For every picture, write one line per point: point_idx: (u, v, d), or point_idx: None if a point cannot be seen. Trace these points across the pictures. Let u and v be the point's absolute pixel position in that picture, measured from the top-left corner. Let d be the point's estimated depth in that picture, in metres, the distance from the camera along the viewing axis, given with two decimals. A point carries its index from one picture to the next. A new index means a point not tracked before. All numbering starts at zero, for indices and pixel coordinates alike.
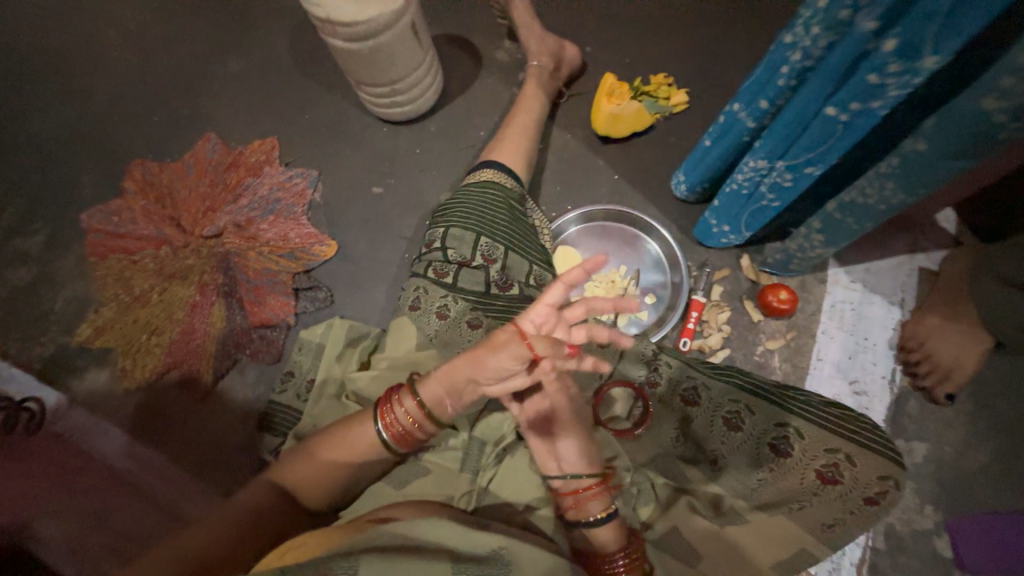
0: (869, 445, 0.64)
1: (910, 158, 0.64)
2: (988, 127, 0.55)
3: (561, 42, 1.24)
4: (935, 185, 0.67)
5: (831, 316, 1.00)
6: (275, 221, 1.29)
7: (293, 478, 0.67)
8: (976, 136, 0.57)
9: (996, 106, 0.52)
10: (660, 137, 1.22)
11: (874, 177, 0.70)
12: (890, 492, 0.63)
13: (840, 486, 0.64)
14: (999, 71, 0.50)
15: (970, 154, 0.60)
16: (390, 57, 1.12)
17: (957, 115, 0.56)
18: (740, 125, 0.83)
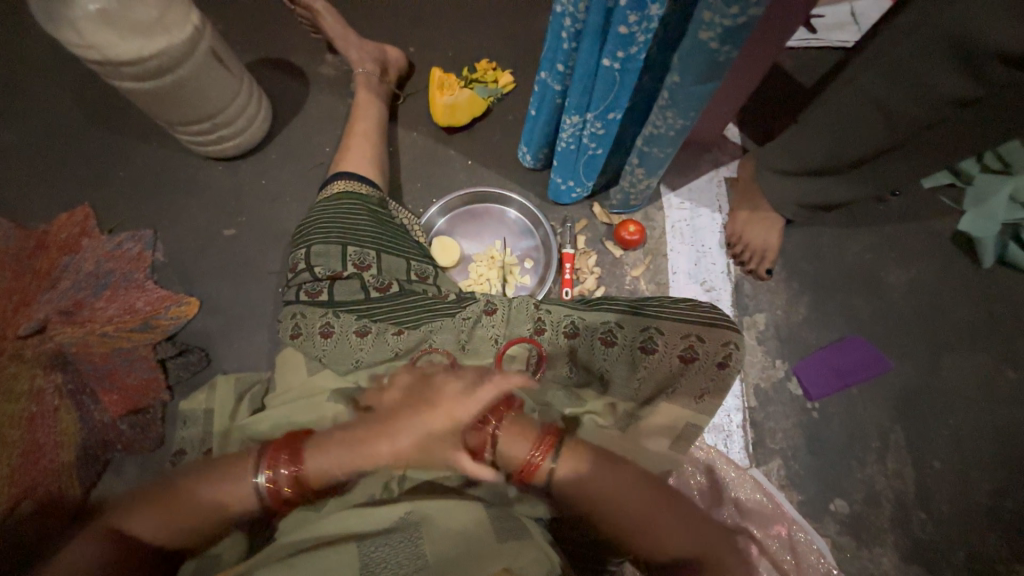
0: (709, 323, 0.79)
1: (674, 89, 0.78)
2: (711, 53, 0.70)
3: (381, 46, 1.27)
4: (700, 108, 0.82)
5: (674, 235, 1.17)
6: (113, 295, 1.13)
7: (137, 530, 0.66)
8: (708, 63, 0.72)
9: (709, 35, 0.67)
10: (498, 118, 1.31)
11: (658, 110, 0.84)
12: (734, 352, 0.78)
13: (698, 361, 0.77)
14: (701, 7, 0.65)
15: (711, 77, 0.75)
16: (198, 89, 1.05)
17: (689, 48, 0.71)
18: (551, 90, 0.94)
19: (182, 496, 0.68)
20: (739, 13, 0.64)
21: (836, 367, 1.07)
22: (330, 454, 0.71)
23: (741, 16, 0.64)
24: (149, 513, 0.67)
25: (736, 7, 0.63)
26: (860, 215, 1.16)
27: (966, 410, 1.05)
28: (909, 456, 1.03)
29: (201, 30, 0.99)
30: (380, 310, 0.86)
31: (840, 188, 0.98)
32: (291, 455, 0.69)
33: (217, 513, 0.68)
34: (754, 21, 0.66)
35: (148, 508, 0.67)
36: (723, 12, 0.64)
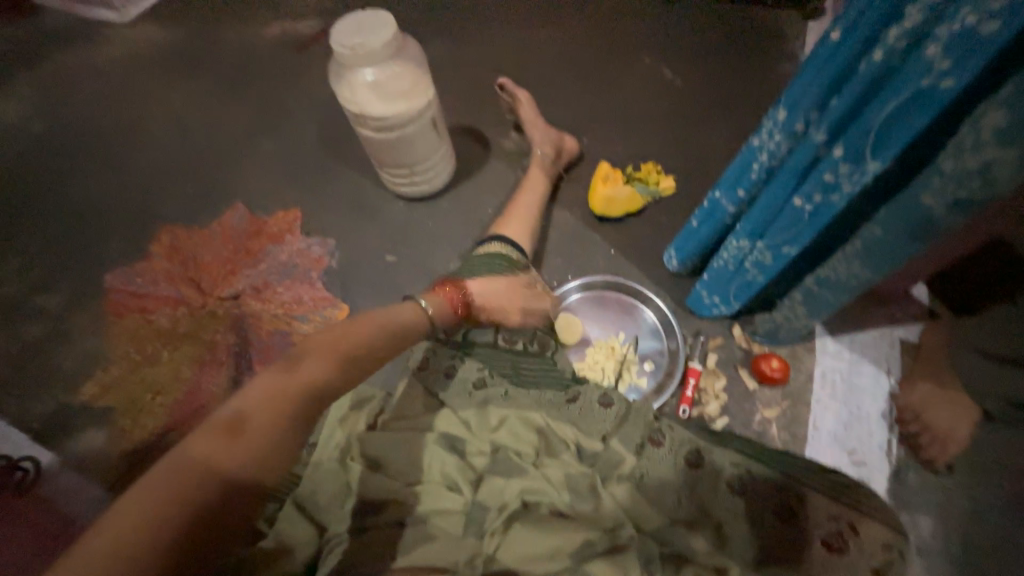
0: (868, 513, 0.69)
1: (871, 242, 0.73)
2: (931, 220, 0.65)
3: (561, 135, 1.42)
4: (897, 265, 0.75)
5: (823, 385, 1.04)
6: (291, 284, 1.36)
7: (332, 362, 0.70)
8: (924, 228, 0.66)
9: (934, 202, 0.62)
10: (651, 217, 1.35)
11: (844, 257, 0.79)
12: (896, 561, 0.67)
13: (845, 555, 0.67)
14: (930, 174, 0.61)
15: (922, 241, 0.69)
16: (412, 144, 1.28)
17: (903, 207, 0.66)
18: (722, 209, 0.95)
19: (355, 328, 0.76)
20: (980, 189, 0.59)
21: None
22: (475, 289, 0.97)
23: (982, 191, 0.59)
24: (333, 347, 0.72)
25: (978, 183, 0.58)
26: None
27: None
28: None
29: (431, 103, 1.22)
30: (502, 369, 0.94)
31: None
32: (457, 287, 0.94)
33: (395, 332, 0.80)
34: (994, 200, 0.60)
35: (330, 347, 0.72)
36: (958, 184, 0.59)
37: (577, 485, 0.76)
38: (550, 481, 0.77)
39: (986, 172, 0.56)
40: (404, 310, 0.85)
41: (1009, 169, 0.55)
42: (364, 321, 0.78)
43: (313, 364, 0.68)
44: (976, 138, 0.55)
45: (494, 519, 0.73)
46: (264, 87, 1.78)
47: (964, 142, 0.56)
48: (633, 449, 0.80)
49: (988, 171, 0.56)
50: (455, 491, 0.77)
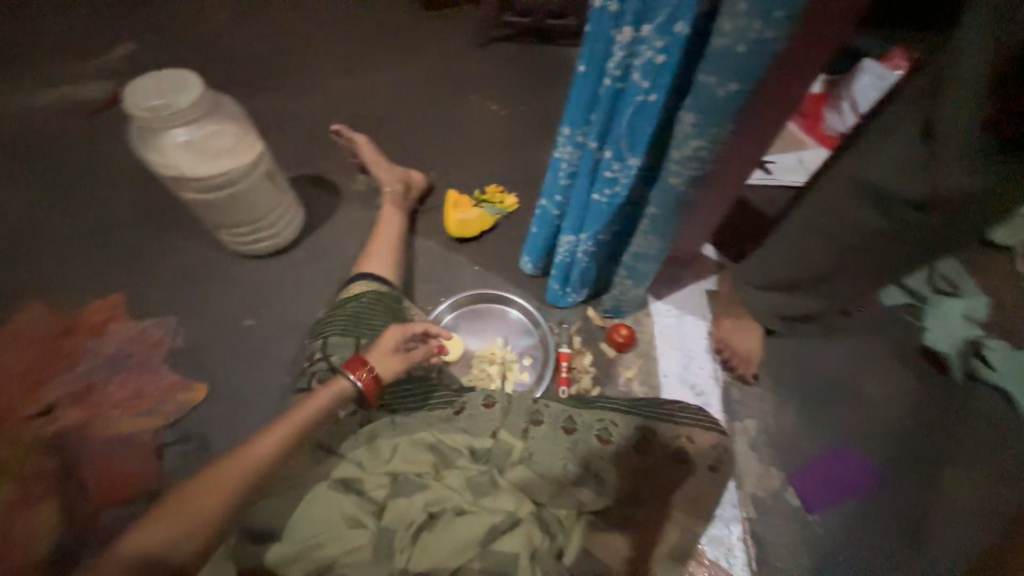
0: (701, 424, 0.85)
1: (653, 218, 0.94)
2: (679, 195, 0.87)
3: (407, 171, 1.51)
4: (676, 232, 0.98)
5: (663, 339, 1.26)
6: (125, 378, 1.17)
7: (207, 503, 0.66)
8: (678, 201, 0.89)
9: (677, 182, 0.84)
10: (504, 230, 1.50)
11: (641, 234, 1.00)
12: (724, 453, 0.85)
13: (688, 463, 0.84)
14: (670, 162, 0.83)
15: (681, 211, 0.92)
16: (249, 199, 1.23)
17: (661, 189, 0.87)
18: (549, 214, 1.12)
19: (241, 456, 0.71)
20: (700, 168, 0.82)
21: (829, 477, 1.08)
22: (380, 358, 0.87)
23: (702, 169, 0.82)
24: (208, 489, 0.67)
25: (697, 164, 0.81)
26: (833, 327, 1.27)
27: (967, 529, 1.04)
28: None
29: (263, 155, 1.21)
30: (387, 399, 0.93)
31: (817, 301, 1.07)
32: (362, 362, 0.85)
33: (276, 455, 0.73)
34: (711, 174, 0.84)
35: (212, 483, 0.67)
36: (686, 167, 0.81)
37: (477, 482, 0.81)
38: (453, 488, 0.80)
39: (698, 156, 0.79)
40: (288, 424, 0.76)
41: (710, 152, 0.78)
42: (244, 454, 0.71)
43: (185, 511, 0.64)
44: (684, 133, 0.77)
45: (406, 539, 0.74)
46: (49, 163, 1.53)
47: (679, 137, 0.78)
48: (518, 434, 0.87)
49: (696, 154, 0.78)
50: (359, 528, 0.75)
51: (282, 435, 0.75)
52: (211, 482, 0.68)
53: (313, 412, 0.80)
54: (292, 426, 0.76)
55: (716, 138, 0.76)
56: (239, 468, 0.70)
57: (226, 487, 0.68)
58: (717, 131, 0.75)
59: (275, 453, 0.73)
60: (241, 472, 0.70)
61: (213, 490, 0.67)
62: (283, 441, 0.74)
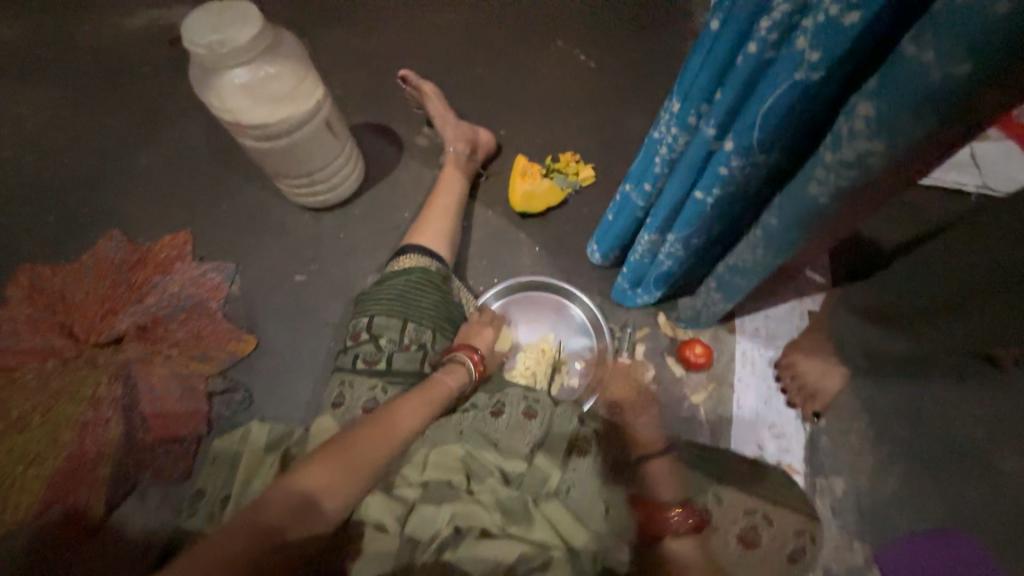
0: None
1: (769, 229, 0.73)
2: (817, 207, 0.64)
3: (474, 128, 1.35)
4: (797, 250, 0.75)
5: (744, 363, 1.08)
6: (186, 319, 1.20)
7: (365, 457, 0.72)
8: (812, 217, 0.66)
9: (818, 190, 0.62)
10: (573, 208, 1.32)
11: (748, 243, 0.79)
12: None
13: None
14: (816, 163, 0.60)
15: (813, 228, 0.69)
16: (306, 150, 1.15)
17: (793, 193, 0.65)
18: (632, 203, 0.93)
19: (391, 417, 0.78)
20: (859, 177, 0.58)
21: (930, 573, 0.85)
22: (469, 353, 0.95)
23: (860, 179, 0.58)
24: (364, 442, 0.73)
25: (855, 172, 0.57)
26: None
27: None
28: None
29: (322, 102, 1.10)
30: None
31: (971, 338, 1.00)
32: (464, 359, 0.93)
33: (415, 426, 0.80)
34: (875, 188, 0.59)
35: (364, 439, 0.73)
36: (838, 173, 0.58)
37: (507, 505, 0.73)
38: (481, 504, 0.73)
39: (861, 162, 0.55)
40: (432, 394, 0.85)
41: (882, 157, 0.54)
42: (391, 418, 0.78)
43: (344, 463, 0.70)
44: (850, 126, 0.54)
45: (428, 555, 0.69)
46: (133, 90, 1.54)
47: (841, 131, 0.55)
48: (558, 463, 0.79)
49: (861, 159, 0.55)
50: (382, 530, 0.71)
51: (425, 403, 0.83)
52: (367, 439, 0.74)
53: (440, 394, 0.86)
54: (428, 399, 0.84)
55: (900, 140, 0.51)
56: (388, 428, 0.76)
57: (381, 444, 0.74)
58: (903, 131, 0.50)
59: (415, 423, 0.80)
60: (391, 432, 0.76)
61: (370, 447, 0.73)
62: (425, 411, 0.82)
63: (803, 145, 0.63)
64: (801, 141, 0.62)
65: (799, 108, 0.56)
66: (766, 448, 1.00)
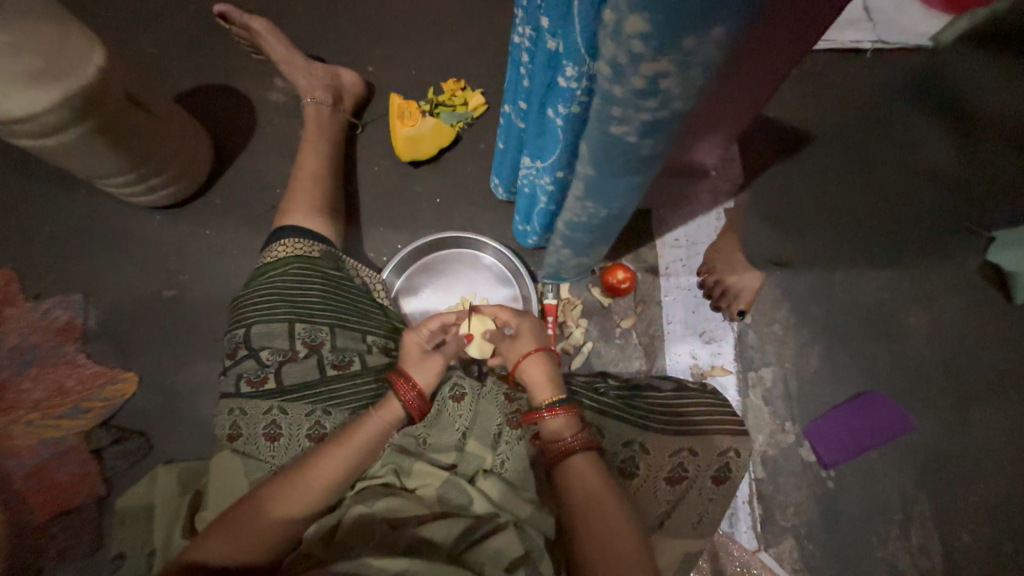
0: (712, 428, 0.73)
1: (589, 181, 0.64)
2: (630, 147, 0.56)
3: (332, 70, 1.12)
4: (625, 197, 0.69)
5: (668, 278, 1.05)
6: (40, 373, 1.00)
7: (302, 492, 0.67)
8: (628, 157, 0.58)
9: (621, 129, 0.53)
10: (469, 145, 1.17)
11: (575, 200, 0.71)
12: (733, 461, 0.72)
13: (687, 480, 0.72)
14: (605, 100, 0.52)
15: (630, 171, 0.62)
16: (113, 139, 0.91)
17: (596, 140, 0.57)
18: (514, 126, 0.80)
19: (331, 450, 0.70)
20: (656, 107, 0.51)
21: (852, 427, 0.96)
22: (422, 364, 0.79)
23: (660, 109, 0.51)
24: (303, 480, 0.67)
25: (652, 100, 0.50)
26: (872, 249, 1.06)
27: (998, 475, 0.94)
28: (936, 529, 0.92)
29: (107, 72, 0.84)
30: (340, 398, 0.79)
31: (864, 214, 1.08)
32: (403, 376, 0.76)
33: (364, 453, 0.71)
34: (678, 118, 0.53)
35: (301, 476, 0.67)
36: (636, 105, 0.50)
37: (443, 497, 0.71)
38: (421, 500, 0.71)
39: (654, 87, 0.48)
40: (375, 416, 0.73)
41: (674, 79, 0.47)
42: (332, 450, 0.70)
43: (284, 497, 0.66)
44: (606, 29, 0.46)
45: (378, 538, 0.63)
46: None
47: (619, 58, 0.46)
48: (490, 443, 0.75)
49: (654, 84, 0.48)
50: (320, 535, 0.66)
51: (345, 454, 0.69)
52: (306, 475, 0.68)
53: (368, 433, 0.71)
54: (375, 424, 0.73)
55: (689, 53, 0.45)
56: (327, 463, 0.69)
57: (319, 479, 0.68)
58: (687, 42, 0.44)
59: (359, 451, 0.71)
60: (331, 466, 0.69)
61: (307, 483, 0.67)
62: (347, 460, 0.69)
63: None
64: None
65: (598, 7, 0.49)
66: (699, 357, 1.01)
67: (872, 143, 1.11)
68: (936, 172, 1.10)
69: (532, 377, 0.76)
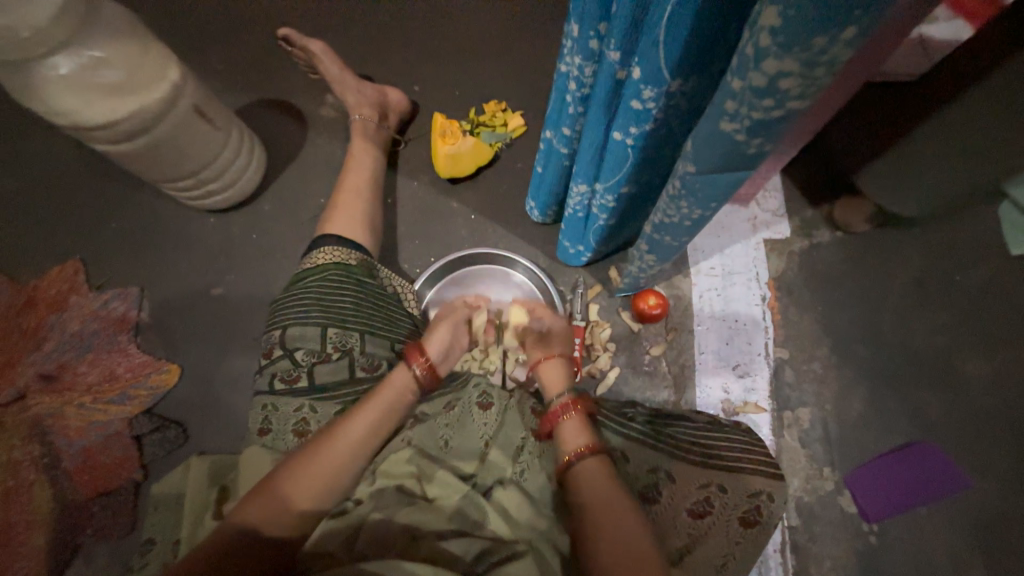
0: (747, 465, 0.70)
1: (687, 180, 0.61)
2: (736, 145, 0.53)
3: (381, 89, 1.18)
4: (725, 199, 0.64)
5: (702, 307, 1.02)
6: (95, 359, 1.07)
7: (348, 445, 0.68)
8: (731, 156, 0.55)
9: (733, 127, 0.51)
10: (506, 164, 1.19)
11: (670, 199, 0.67)
12: (763, 505, 0.68)
13: (711, 516, 0.68)
14: (724, 95, 0.50)
15: (740, 167, 0.57)
16: (178, 146, 0.98)
17: (705, 138, 0.55)
18: (557, 152, 0.82)
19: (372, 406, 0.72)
20: (775, 106, 0.47)
21: (898, 479, 0.90)
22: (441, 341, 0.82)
23: (778, 109, 0.48)
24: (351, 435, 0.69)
25: (769, 100, 0.47)
26: (923, 290, 1.01)
27: None
28: None
29: (179, 87, 0.92)
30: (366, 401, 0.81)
31: (912, 253, 1.03)
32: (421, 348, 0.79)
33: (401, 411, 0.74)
34: (793, 119, 0.50)
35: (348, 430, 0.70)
36: (751, 104, 0.48)
37: (461, 507, 0.69)
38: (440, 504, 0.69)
39: (775, 86, 0.45)
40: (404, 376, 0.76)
41: (798, 78, 0.45)
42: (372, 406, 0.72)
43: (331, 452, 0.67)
44: (754, 38, 0.44)
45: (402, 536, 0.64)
46: None
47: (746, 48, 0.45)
48: (512, 453, 0.74)
49: (774, 82, 0.45)
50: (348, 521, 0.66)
51: (371, 416, 0.71)
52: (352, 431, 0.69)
53: (389, 400, 0.73)
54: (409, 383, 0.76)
55: (818, 53, 0.42)
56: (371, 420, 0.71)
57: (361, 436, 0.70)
58: (818, 41, 0.41)
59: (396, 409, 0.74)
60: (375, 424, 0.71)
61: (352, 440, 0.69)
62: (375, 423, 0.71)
63: (712, 70, 0.55)
64: (701, 69, 0.55)
65: (700, 34, 0.50)
66: (731, 391, 0.97)
67: None
68: None
69: (551, 379, 0.81)
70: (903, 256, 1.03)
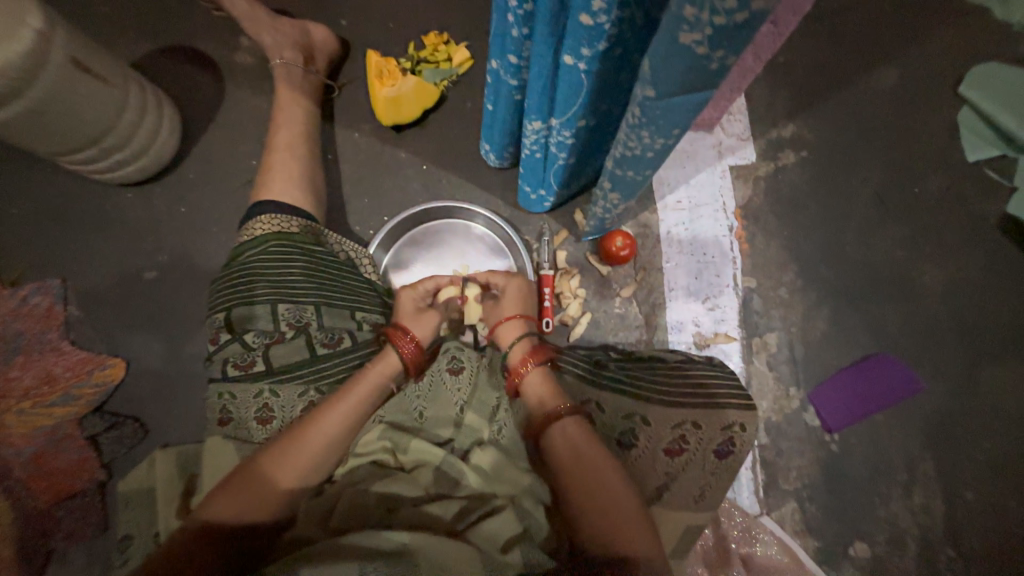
0: (719, 400, 0.71)
1: (647, 105, 0.55)
2: (697, 61, 0.48)
3: (302, 25, 1.02)
4: (687, 126, 0.59)
5: (670, 244, 0.99)
6: (25, 363, 0.97)
7: (327, 430, 0.67)
8: (692, 74, 0.50)
9: (693, 38, 0.45)
10: (454, 105, 1.08)
11: (630, 129, 0.62)
12: (736, 435, 0.70)
13: (687, 453, 0.70)
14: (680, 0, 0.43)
15: (702, 86, 0.52)
16: (64, 111, 0.83)
17: (663, 54, 0.49)
18: (505, 85, 0.73)
19: (351, 390, 0.70)
20: (738, 7, 0.42)
21: (858, 391, 0.94)
22: (418, 322, 0.78)
23: (741, 11, 0.42)
24: (329, 419, 0.67)
25: None
26: (884, 205, 1.01)
27: (1003, 433, 0.93)
28: (939, 489, 0.92)
29: (46, 36, 0.76)
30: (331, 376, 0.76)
31: (875, 169, 1.02)
32: (399, 332, 0.76)
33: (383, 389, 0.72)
34: (759, 24, 0.44)
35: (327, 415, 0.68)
36: (713, 7, 0.42)
37: (439, 474, 0.67)
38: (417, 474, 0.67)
39: None
40: (385, 360, 0.74)
41: None
42: (352, 388, 0.70)
43: (309, 438, 0.66)
44: None
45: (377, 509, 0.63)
46: None
47: None
48: (488, 415, 0.73)
49: None
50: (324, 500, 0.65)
51: (347, 415, 0.68)
52: (331, 416, 0.67)
53: (367, 393, 0.70)
54: (390, 362, 0.73)
55: None
56: (350, 404, 0.69)
57: (340, 419, 0.68)
58: None
59: (378, 389, 0.71)
60: (354, 406, 0.69)
61: (331, 423, 0.67)
62: (348, 419, 0.68)
63: None
64: None
65: None
66: (702, 324, 0.97)
67: (885, 94, 1.05)
68: (952, 121, 1.04)
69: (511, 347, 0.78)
70: (865, 172, 1.02)
